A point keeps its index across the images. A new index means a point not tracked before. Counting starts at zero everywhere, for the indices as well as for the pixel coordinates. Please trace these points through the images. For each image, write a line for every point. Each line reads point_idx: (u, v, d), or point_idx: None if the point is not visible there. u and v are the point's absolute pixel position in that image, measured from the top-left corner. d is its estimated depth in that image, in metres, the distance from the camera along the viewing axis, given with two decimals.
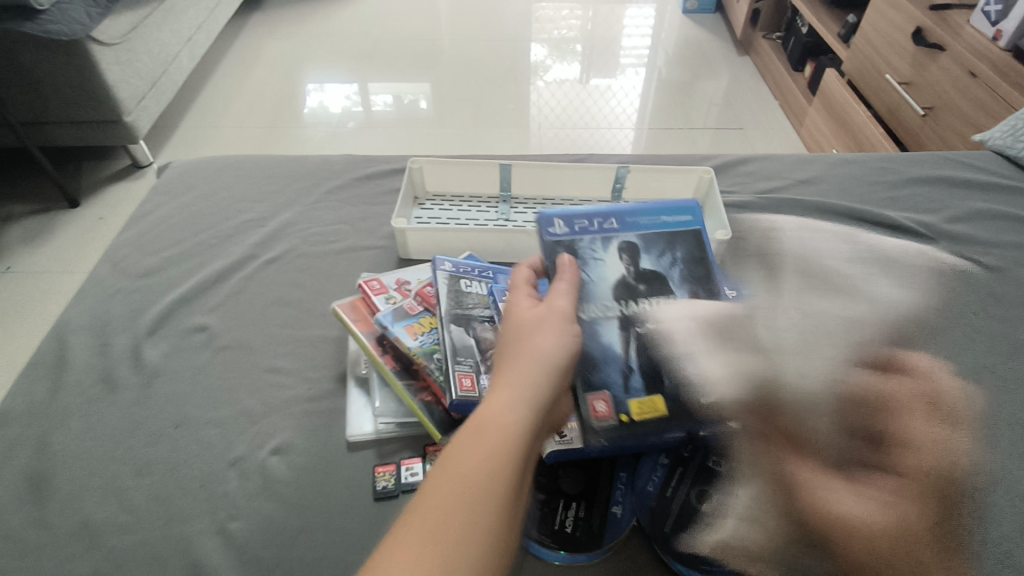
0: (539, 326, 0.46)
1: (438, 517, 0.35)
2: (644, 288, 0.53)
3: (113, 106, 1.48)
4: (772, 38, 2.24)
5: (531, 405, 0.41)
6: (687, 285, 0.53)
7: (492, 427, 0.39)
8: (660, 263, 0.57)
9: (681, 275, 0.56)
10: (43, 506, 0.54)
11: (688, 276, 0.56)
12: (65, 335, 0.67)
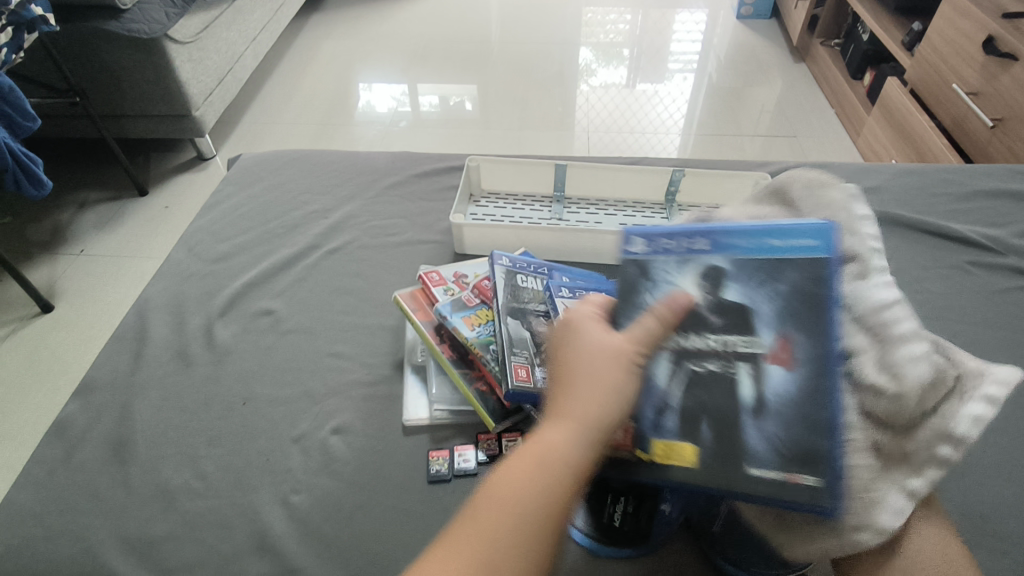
0: (603, 361, 0.43)
1: (481, 568, 0.37)
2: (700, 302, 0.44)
3: (183, 101, 1.56)
4: (830, 45, 2.19)
5: (590, 444, 0.40)
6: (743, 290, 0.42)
7: (552, 459, 0.40)
8: (754, 293, 0.42)
9: (745, 284, 0.42)
10: (125, 469, 0.58)
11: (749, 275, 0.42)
12: (145, 312, 0.72)
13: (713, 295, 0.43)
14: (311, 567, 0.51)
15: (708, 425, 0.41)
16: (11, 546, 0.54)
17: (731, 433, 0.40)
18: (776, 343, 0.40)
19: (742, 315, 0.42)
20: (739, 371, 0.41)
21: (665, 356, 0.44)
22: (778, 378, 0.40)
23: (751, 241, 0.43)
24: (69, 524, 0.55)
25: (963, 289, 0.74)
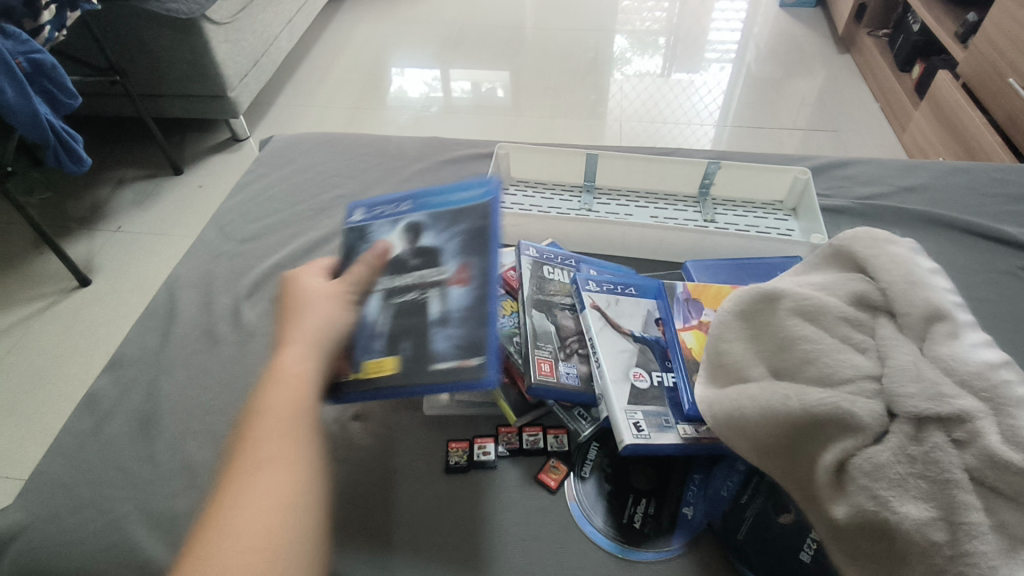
0: (321, 299, 0.51)
1: (290, 477, 0.38)
2: (417, 261, 0.59)
3: (219, 82, 1.57)
4: (878, 36, 2.10)
5: (319, 359, 0.46)
6: (455, 263, 0.58)
7: (289, 376, 0.44)
8: (442, 237, 0.61)
9: (457, 246, 0.59)
10: (151, 444, 0.59)
11: (466, 250, 0.59)
12: (175, 291, 0.73)
13: (413, 243, 0.61)
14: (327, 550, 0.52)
15: (406, 344, 0.53)
16: (41, 514, 0.55)
17: (422, 345, 0.53)
18: (457, 270, 0.57)
19: (432, 254, 0.59)
20: (431, 298, 0.56)
21: (375, 295, 0.57)
22: (455, 296, 0.55)
23: (436, 201, 0.65)
24: (96, 496, 0.56)
25: (1012, 295, 0.70)
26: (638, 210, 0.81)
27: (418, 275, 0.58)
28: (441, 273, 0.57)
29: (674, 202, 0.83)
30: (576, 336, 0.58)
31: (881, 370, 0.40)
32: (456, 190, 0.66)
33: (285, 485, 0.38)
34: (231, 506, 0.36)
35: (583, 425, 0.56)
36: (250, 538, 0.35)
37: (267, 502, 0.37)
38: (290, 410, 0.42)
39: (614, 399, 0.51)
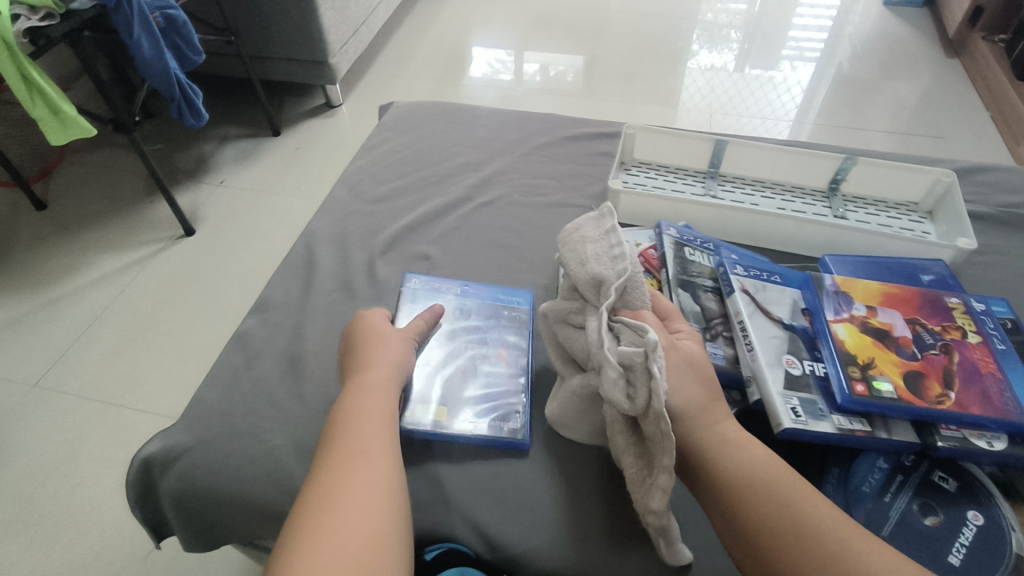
0: (393, 337, 0.57)
1: (380, 461, 0.46)
2: (464, 334, 0.64)
3: (322, 48, 1.62)
4: (992, 40, 1.99)
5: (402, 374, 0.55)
6: (499, 341, 0.65)
7: (383, 385, 0.53)
8: (486, 321, 0.66)
9: (501, 329, 0.65)
10: (300, 383, 0.63)
11: (507, 334, 0.65)
12: (312, 243, 0.76)
13: (462, 319, 0.65)
14: (468, 500, 0.54)
15: (462, 398, 0.59)
16: (203, 438, 0.59)
17: (473, 405, 0.59)
18: (500, 347, 0.64)
19: (479, 332, 0.65)
20: (478, 364, 0.62)
21: (429, 350, 0.62)
22: (498, 369, 0.62)
23: (483, 292, 0.69)
24: (251, 426, 0.60)
25: None
26: (764, 200, 0.80)
27: (466, 345, 0.64)
28: (487, 348, 0.64)
29: (802, 195, 0.81)
30: (721, 318, 0.59)
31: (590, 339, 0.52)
32: (501, 289, 0.69)
33: (370, 501, 0.43)
34: (325, 513, 0.42)
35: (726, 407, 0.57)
36: (343, 542, 0.40)
37: (366, 482, 0.44)
38: (381, 411, 0.50)
39: (770, 381, 0.53)
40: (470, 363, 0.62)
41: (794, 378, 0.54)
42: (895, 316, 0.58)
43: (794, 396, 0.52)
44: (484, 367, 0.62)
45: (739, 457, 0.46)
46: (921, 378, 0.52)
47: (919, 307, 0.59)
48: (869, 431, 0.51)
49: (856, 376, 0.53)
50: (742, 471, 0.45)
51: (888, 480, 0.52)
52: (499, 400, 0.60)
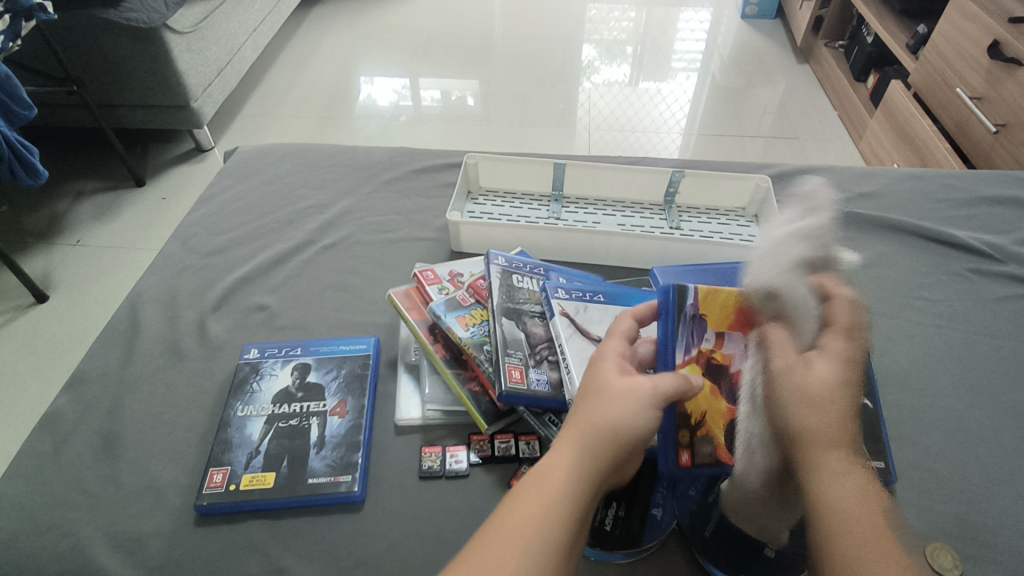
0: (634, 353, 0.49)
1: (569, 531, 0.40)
2: (301, 396, 0.62)
3: (182, 91, 1.54)
4: (835, 46, 2.18)
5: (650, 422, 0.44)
6: (337, 396, 0.62)
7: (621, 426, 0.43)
8: (325, 377, 0.63)
9: (339, 384, 0.63)
10: (113, 464, 0.58)
11: (346, 388, 0.62)
12: (137, 306, 0.71)
13: (299, 379, 0.63)
14: (296, 565, 0.51)
15: (286, 465, 0.56)
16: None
17: (299, 468, 0.56)
18: (336, 403, 0.61)
19: (316, 390, 0.62)
20: (311, 424, 0.59)
21: (259, 419, 0.59)
22: (333, 425, 0.59)
23: (324, 348, 0.66)
24: (57, 518, 0.54)
25: (962, 295, 0.73)
26: (605, 218, 0.82)
27: (302, 404, 0.61)
28: (322, 405, 0.61)
29: (641, 210, 0.84)
30: (546, 343, 0.58)
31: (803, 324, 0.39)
32: (344, 340, 0.67)
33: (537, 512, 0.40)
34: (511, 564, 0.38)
35: (554, 431, 0.56)
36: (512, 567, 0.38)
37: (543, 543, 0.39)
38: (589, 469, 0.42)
39: None
40: (303, 424, 0.59)
41: None
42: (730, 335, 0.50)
43: None
44: (318, 426, 0.59)
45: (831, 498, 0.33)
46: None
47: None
48: None
49: (682, 442, 0.48)
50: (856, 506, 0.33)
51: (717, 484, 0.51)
52: (325, 461, 0.56)
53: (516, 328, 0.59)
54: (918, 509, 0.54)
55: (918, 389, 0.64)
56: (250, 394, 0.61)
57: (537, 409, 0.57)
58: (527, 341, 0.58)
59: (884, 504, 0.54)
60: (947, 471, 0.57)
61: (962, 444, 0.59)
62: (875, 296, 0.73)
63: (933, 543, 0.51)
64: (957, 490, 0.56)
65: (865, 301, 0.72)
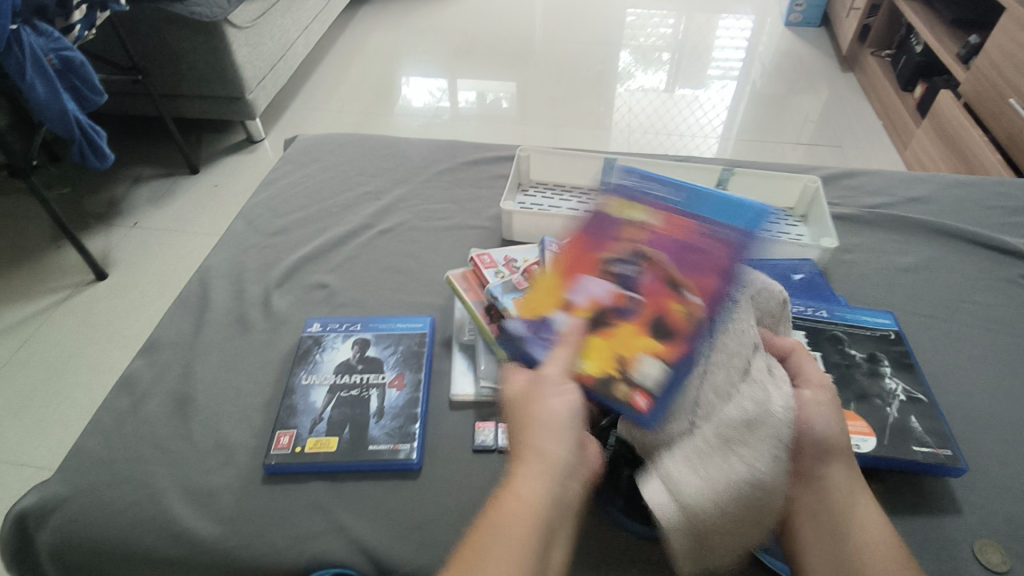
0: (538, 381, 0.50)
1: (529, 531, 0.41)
2: (361, 367, 0.65)
3: (238, 84, 1.61)
4: (881, 56, 2.15)
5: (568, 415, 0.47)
6: (394, 369, 0.65)
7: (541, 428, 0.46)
8: (384, 352, 0.66)
9: (397, 359, 0.66)
10: (187, 423, 0.62)
11: (404, 362, 0.65)
12: (206, 280, 0.75)
13: (359, 353, 0.66)
14: (358, 525, 0.54)
15: (348, 430, 0.59)
16: (82, 486, 0.57)
17: (361, 433, 0.59)
18: (394, 376, 0.64)
19: (376, 363, 0.65)
20: (370, 395, 0.62)
21: (322, 388, 0.63)
22: (393, 396, 0.62)
23: (381, 325, 0.69)
24: (135, 470, 0.58)
25: (1013, 300, 0.73)
26: None
27: (362, 375, 0.64)
28: (381, 378, 0.64)
29: None
30: None
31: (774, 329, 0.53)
32: (400, 318, 0.70)
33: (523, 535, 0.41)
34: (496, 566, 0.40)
35: None
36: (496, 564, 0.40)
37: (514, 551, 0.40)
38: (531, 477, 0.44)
39: None
40: (363, 394, 0.62)
41: None
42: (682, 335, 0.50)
43: None
44: (377, 397, 0.62)
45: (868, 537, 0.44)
46: (664, 326, 0.50)
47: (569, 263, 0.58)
48: None
49: None
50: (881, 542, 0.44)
51: None
52: (384, 431, 0.59)
53: None
54: (965, 505, 0.54)
55: (968, 391, 0.64)
56: (313, 364, 0.65)
57: None
58: None
59: (930, 500, 0.54)
60: (997, 469, 0.57)
61: (1013, 445, 0.59)
62: (924, 298, 0.73)
63: (981, 539, 0.52)
64: (1007, 488, 0.56)
65: (913, 303, 0.73)
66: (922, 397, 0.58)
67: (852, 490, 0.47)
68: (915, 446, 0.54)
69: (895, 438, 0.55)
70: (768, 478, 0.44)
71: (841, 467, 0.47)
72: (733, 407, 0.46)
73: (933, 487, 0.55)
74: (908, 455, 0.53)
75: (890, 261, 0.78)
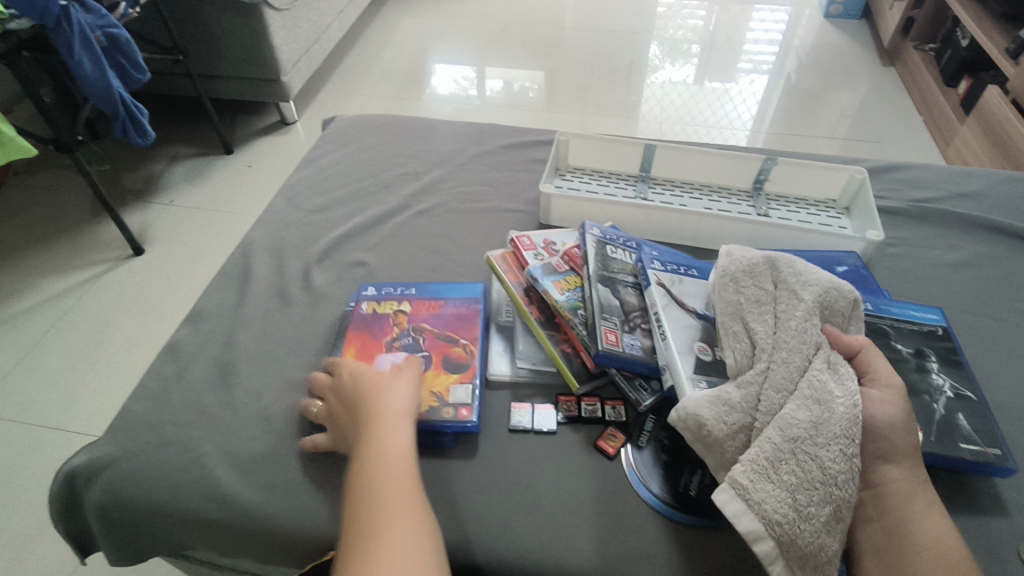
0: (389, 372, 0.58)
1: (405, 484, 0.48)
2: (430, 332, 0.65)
3: (274, 66, 1.62)
4: (924, 49, 2.09)
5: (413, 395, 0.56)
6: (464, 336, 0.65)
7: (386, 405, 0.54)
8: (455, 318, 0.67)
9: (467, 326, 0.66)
10: (230, 392, 0.63)
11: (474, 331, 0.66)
12: (248, 254, 0.77)
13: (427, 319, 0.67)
14: None
15: None
16: (129, 448, 0.59)
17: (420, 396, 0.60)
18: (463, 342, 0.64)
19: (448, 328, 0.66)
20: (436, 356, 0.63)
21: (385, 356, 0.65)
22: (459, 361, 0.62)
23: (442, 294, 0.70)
24: (180, 435, 0.60)
25: None
26: (692, 201, 0.83)
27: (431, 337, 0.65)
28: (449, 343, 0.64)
29: (728, 196, 0.84)
30: (640, 311, 0.62)
31: (814, 304, 0.52)
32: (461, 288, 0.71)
33: (407, 471, 0.49)
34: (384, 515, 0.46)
35: (645, 396, 0.60)
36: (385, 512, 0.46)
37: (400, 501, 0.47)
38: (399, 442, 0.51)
39: (681, 367, 0.55)
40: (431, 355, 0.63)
41: (705, 364, 0.55)
42: (470, 387, 0.60)
43: (704, 380, 0.54)
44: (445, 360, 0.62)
45: (926, 537, 0.43)
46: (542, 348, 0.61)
47: (368, 333, 0.64)
48: None
49: None
50: (941, 542, 0.43)
51: None
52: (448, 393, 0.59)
53: (611, 295, 0.62)
54: (1011, 505, 0.53)
55: (1016, 390, 0.62)
56: None
57: (628, 373, 0.61)
58: (618, 307, 0.62)
59: (974, 499, 0.53)
60: None
61: None
62: (971, 295, 0.72)
63: None
64: None
65: (960, 300, 0.71)
66: (971, 395, 0.57)
67: (911, 488, 0.45)
68: (962, 443, 0.53)
69: (942, 435, 0.54)
70: (840, 478, 0.44)
71: (902, 464, 0.46)
72: (798, 406, 0.47)
73: (977, 485, 0.54)
74: (956, 453, 0.52)
75: (936, 257, 0.76)
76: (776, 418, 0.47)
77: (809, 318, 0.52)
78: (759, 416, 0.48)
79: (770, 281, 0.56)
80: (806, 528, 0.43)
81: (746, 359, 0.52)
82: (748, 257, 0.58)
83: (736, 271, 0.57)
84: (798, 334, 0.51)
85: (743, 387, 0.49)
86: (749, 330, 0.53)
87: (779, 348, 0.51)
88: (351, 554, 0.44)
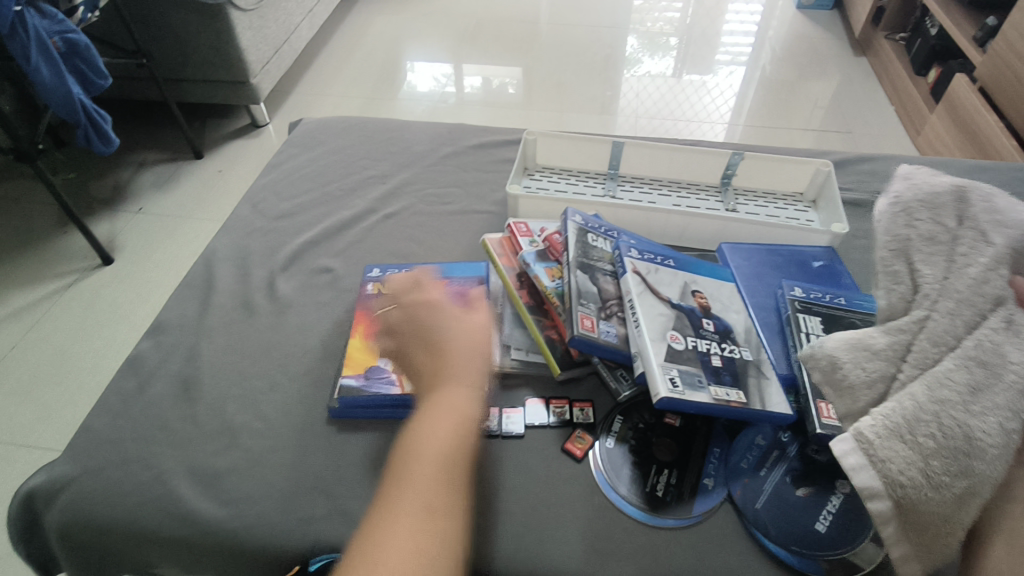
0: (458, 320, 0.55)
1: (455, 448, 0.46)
2: None
3: (242, 68, 1.59)
4: (894, 39, 2.11)
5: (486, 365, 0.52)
6: None
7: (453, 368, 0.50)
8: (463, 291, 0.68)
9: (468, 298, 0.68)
10: (192, 405, 0.62)
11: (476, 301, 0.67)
12: (211, 263, 0.75)
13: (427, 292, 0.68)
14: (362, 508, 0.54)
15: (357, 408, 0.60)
16: (89, 467, 0.57)
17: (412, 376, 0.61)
18: None
19: None
20: None
21: None
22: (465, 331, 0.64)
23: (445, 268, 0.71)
24: (141, 451, 0.58)
25: None
26: (661, 198, 0.82)
27: None
28: None
29: (697, 192, 0.84)
30: (617, 299, 0.62)
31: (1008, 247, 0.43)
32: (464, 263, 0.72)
33: (456, 434, 0.46)
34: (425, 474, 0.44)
35: (624, 387, 0.59)
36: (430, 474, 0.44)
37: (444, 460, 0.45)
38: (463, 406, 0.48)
39: (652, 354, 0.55)
40: None
41: (676, 353, 0.55)
42: None
43: (674, 368, 0.54)
44: None
45: None
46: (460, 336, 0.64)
47: (379, 312, 0.66)
48: (744, 402, 0.54)
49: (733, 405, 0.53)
50: None
51: (766, 455, 0.55)
52: None
53: (590, 282, 0.62)
54: None
55: None
56: None
57: (610, 362, 0.61)
58: (597, 293, 0.62)
59: None
60: None
61: None
62: None
63: None
64: None
65: None
66: None
67: None
68: None
69: None
70: (990, 452, 0.37)
71: None
72: (957, 365, 0.40)
73: None
74: None
75: None
76: (926, 374, 0.42)
77: (996, 263, 0.43)
78: (906, 367, 0.43)
79: (952, 215, 0.47)
80: (933, 496, 0.38)
81: (903, 305, 0.46)
82: (934, 185, 0.49)
83: (913, 200, 0.49)
84: (973, 283, 0.43)
85: (891, 334, 0.44)
86: (913, 270, 0.47)
87: (946, 295, 0.44)
88: (389, 504, 0.42)
